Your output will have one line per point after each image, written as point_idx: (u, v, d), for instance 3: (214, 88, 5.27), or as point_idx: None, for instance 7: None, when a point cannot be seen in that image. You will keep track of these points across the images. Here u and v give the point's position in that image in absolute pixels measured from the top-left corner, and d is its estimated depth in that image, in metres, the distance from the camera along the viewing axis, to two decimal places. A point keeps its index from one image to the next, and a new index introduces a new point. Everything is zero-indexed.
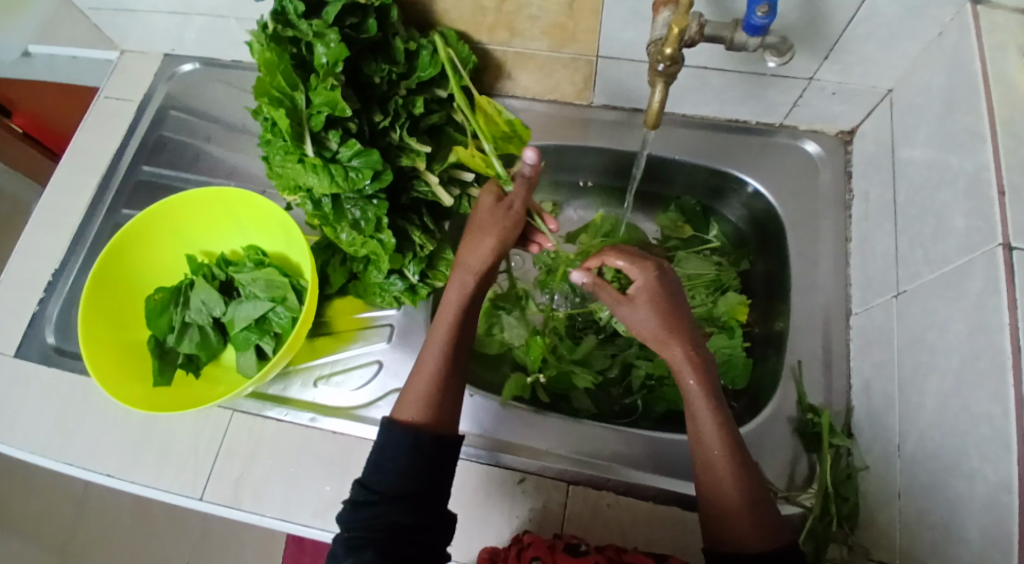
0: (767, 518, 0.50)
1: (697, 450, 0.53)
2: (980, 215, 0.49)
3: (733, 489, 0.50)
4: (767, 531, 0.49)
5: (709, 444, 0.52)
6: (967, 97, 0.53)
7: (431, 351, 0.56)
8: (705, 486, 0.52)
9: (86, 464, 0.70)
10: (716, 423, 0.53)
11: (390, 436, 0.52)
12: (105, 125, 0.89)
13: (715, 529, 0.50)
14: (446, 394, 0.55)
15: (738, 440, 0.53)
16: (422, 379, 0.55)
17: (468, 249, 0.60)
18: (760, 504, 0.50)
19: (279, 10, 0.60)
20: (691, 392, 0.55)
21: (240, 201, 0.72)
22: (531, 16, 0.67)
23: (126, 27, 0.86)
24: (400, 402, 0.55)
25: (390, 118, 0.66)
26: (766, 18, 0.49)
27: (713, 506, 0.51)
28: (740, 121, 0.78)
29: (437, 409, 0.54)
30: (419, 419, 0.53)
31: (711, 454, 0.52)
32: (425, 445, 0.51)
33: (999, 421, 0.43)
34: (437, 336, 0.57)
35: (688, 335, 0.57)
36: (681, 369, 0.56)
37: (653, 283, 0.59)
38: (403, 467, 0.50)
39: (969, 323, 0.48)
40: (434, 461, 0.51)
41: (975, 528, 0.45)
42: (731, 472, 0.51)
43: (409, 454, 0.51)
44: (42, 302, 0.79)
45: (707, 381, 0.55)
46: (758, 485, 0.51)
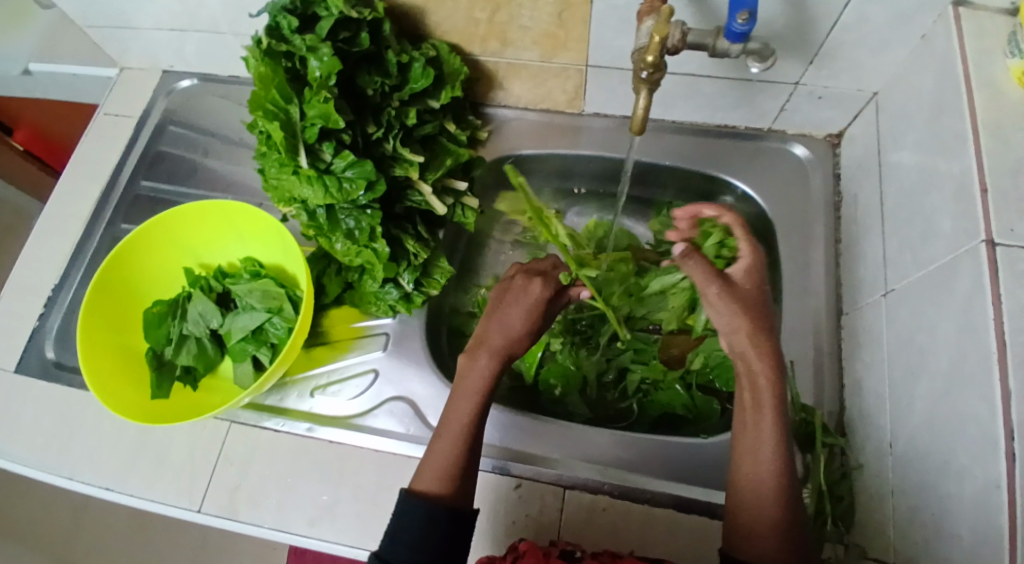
0: (796, 542, 0.49)
1: (745, 462, 0.52)
2: (965, 214, 0.50)
3: (772, 507, 0.50)
4: (791, 553, 0.49)
5: (762, 461, 0.51)
6: (950, 98, 0.54)
7: (455, 423, 0.57)
8: (746, 494, 0.51)
9: (85, 476, 0.70)
10: (774, 442, 0.52)
11: (406, 509, 0.52)
12: (104, 139, 0.90)
13: (736, 537, 0.50)
14: (466, 469, 0.55)
15: (792, 463, 0.52)
16: (442, 451, 0.55)
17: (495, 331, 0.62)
18: (794, 528, 0.50)
19: (273, 25, 0.61)
20: (763, 389, 0.54)
21: (237, 213, 0.73)
22: (522, 27, 0.68)
23: (126, 44, 0.87)
24: (418, 473, 0.55)
25: (383, 129, 0.66)
26: (747, 25, 0.50)
27: (745, 516, 0.50)
28: (729, 127, 0.79)
29: (455, 483, 0.54)
30: (437, 491, 0.53)
31: (761, 470, 0.51)
32: (439, 518, 0.52)
33: (987, 418, 0.44)
34: (460, 407, 0.58)
35: (767, 326, 0.57)
36: (757, 372, 0.54)
37: (752, 276, 0.61)
38: (416, 540, 0.50)
39: (958, 320, 0.49)
40: (449, 535, 0.51)
41: (966, 525, 0.45)
42: (775, 491, 0.50)
43: (422, 528, 0.51)
44: (41, 316, 0.80)
45: (781, 399, 0.53)
46: (797, 509, 0.51)
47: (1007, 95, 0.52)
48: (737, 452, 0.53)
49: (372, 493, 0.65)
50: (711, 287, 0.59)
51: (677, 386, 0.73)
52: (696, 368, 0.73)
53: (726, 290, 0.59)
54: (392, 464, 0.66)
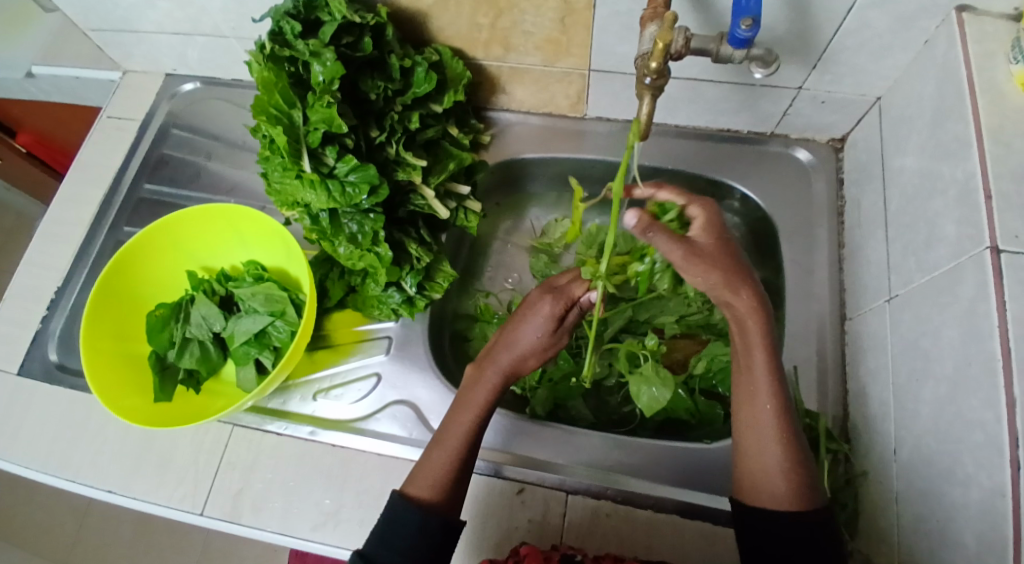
0: (802, 476, 0.51)
1: (745, 407, 0.53)
2: (969, 221, 0.50)
3: (775, 450, 0.51)
4: (800, 490, 0.50)
5: (760, 400, 0.52)
6: (954, 104, 0.54)
7: (450, 440, 0.57)
8: (747, 451, 0.52)
9: (88, 479, 0.70)
10: (769, 380, 0.52)
11: (400, 513, 0.53)
12: (107, 143, 0.90)
13: (748, 493, 0.52)
14: (459, 482, 0.56)
15: (788, 399, 0.52)
16: (436, 465, 0.56)
17: (516, 336, 0.61)
18: (798, 462, 0.51)
19: (276, 31, 0.61)
20: (754, 342, 0.53)
21: (240, 217, 0.73)
22: (525, 32, 0.68)
23: (129, 48, 0.88)
24: (413, 475, 0.56)
25: (386, 133, 0.66)
26: (751, 32, 0.50)
27: (753, 470, 0.51)
28: (732, 131, 0.79)
29: (448, 491, 0.55)
30: (429, 498, 0.54)
31: (760, 413, 0.52)
32: (432, 529, 0.52)
33: (992, 425, 0.44)
34: (457, 426, 0.58)
35: (751, 278, 0.53)
36: (743, 318, 0.53)
37: (710, 227, 0.55)
38: (406, 546, 0.51)
39: (961, 327, 0.49)
40: (438, 544, 0.52)
41: (971, 533, 0.45)
42: (776, 433, 0.51)
43: (416, 535, 0.52)
44: (44, 318, 0.80)
45: (768, 337, 0.53)
46: (798, 442, 0.52)
47: (1011, 100, 0.52)
48: (738, 405, 0.54)
49: (375, 498, 0.65)
50: (678, 252, 0.52)
51: (680, 391, 0.71)
52: (699, 373, 0.73)
53: (689, 254, 0.52)
54: (395, 468, 0.66)
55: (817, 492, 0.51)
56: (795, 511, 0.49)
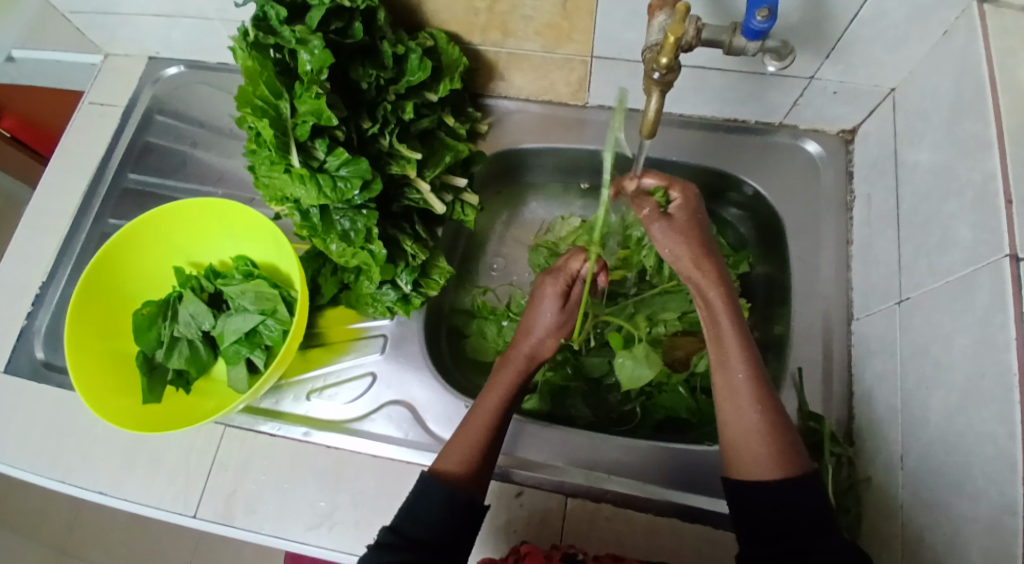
0: (785, 440, 0.48)
1: (718, 372, 0.52)
2: (987, 225, 0.48)
3: (751, 412, 0.49)
4: (785, 455, 0.48)
5: (731, 364, 0.51)
6: (974, 100, 0.51)
7: (481, 416, 0.56)
8: (726, 419, 0.50)
9: (78, 480, 0.69)
10: (739, 344, 0.51)
11: (427, 487, 0.51)
12: (90, 131, 0.86)
13: (733, 464, 0.49)
14: (486, 461, 0.54)
15: (761, 362, 0.52)
16: (467, 440, 0.54)
17: (534, 317, 0.63)
18: (777, 426, 0.49)
19: (260, 16, 0.58)
20: (718, 309, 0.53)
21: (228, 211, 0.71)
22: (523, 17, 0.65)
23: (110, 31, 0.84)
24: (441, 454, 0.54)
25: (379, 124, 0.64)
26: (766, 23, 0.47)
27: (731, 439, 0.49)
28: (740, 121, 0.76)
29: (478, 467, 0.53)
30: (461, 472, 0.52)
31: (734, 377, 0.50)
32: (459, 503, 0.50)
33: (1005, 441, 0.42)
34: (486, 403, 0.57)
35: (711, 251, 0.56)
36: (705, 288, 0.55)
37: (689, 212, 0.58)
38: (433, 518, 0.49)
39: (975, 337, 0.47)
40: (462, 521, 0.50)
41: (978, 549, 0.44)
42: (753, 397, 0.50)
43: (443, 509, 0.49)
44: (29, 314, 0.78)
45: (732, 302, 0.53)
46: (777, 407, 0.50)
47: None
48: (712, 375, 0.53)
49: (369, 500, 0.64)
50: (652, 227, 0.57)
51: (681, 390, 0.71)
52: (701, 371, 0.71)
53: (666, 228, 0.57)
54: (390, 471, 0.65)
55: (805, 457, 0.48)
56: (778, 477, 0.47)
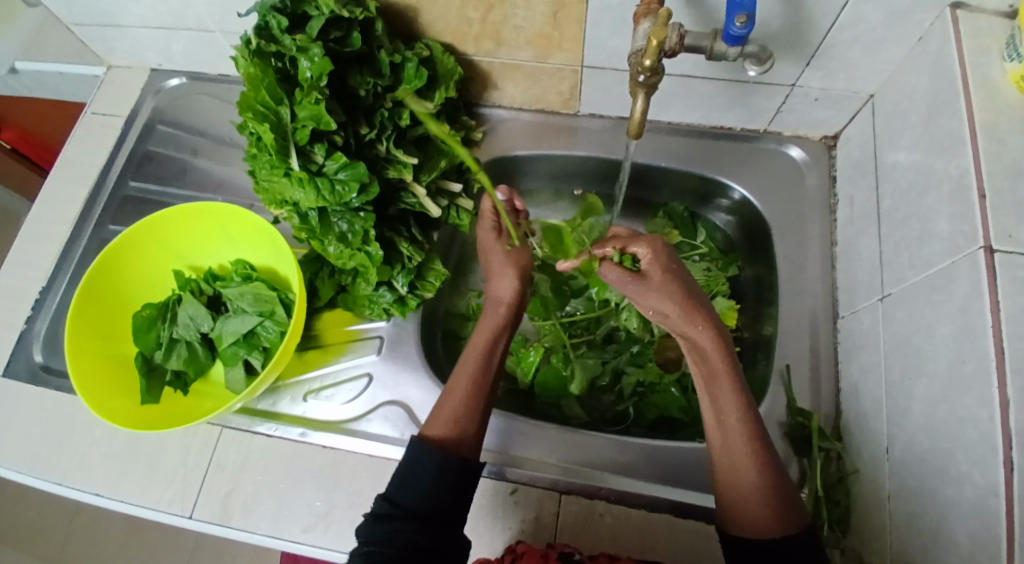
0: (783, 501, 0.51)
1: (717, 433, 0.54)
2: (962, 218, 0.50)
3: (752, 475, 0.51)
4: (781, 512, 0.50)
5: (731, 427, 0.53)
6: (948, 100, 0.54)
7: (465, 372, 0.59)
8: (725, 478, 0.53)
9: (75, 482, 0.69)
10: (738, 409, 0.54)
11: (419, 455, 0.53)
12: (91, 140, 0.88)
13: (729, 513, 0.52)
14: (475, 415, 0.57)
15: (758, 421, 0.54)
16: (454, 400, 0.57)
17: (496, 284, 0.67)
18: (777, 490, 0.51)
19: (262, 25, 0.60)
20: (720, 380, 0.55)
21: (228, 216, 0.72)
22: (516, 27, 0.67)
23: (112, 42, 0.86)
24: (429, 421, 0.57)
25: (376, 130, 0.66)
26: (745, 28, 0.49)
27: (731, 492, 0.52)
28: (726, 128, 0.79)
29: (465, 425, 0.56)
30: (450, 435, 0.55)
31: (733, 438, 0.53)
32: (451, 470, 0.52)
33: (985, 424, 0.44)
34: (467, 363, 0.60)
35: (710, 314, 0.59)
36: (703, 346, 0.57)
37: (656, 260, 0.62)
38: (428, 488, 0.51)
39: (955, 325, 0.48)
40: (458, 486, 0.52)
41: (964, 531, 0.45)
42: (751, 458, 0.52)
43: (435, 476, 0.52)
44: (28, 319, 0.79)
45: (731, 366, 0.56)
46: (777, 472, 0.52)
47: (1005, 97, 0.52)
48: (711, 429, 0.55)
49: (365, 499, 0.65)
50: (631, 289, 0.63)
51: (673, 390, 0.73)
52: None
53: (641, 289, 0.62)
54: (385, 470, 0.66)
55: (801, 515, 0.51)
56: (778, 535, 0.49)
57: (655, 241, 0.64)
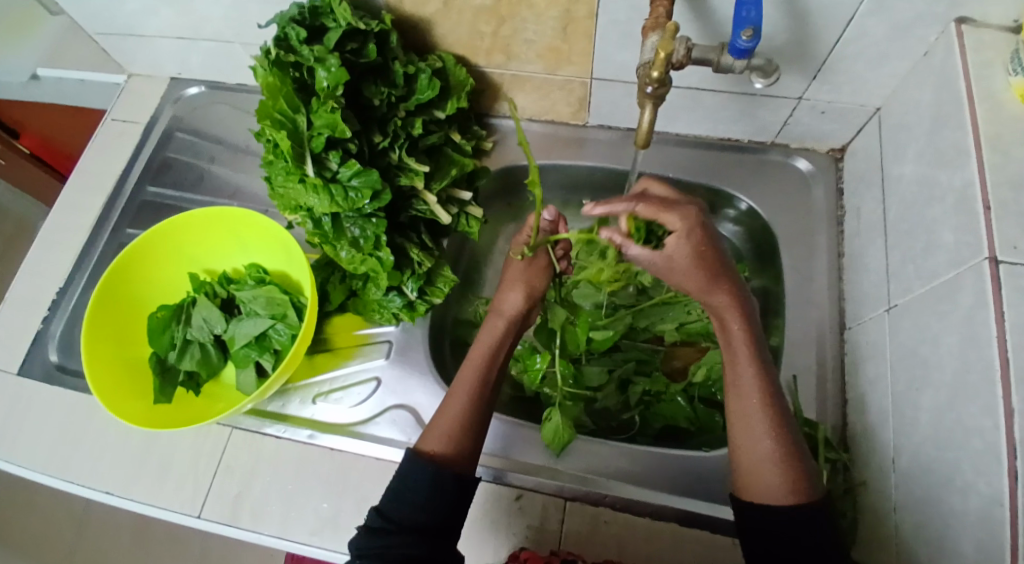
0: (798, 469, 0.51)
1: (735, 399, 0.54)
2: (967, 229, 0.50)
3: (766, 440, 0.52)
4: (795, 478, 0.50)
5: (747, 394, 0.54)
6: (952, 113, 0.55)
7: (462, 387, 0.59)
8: (739, 440, 0.53)
9: (87, 480, 0.70)
10: (754, 371, 0.55)
11: (413, 468, 0.53)
12: (111, 147, 0.90)
13: (742, 483, 0.52)
14: (471, 431, 0.57)
15: (775, 388, 0.54)
16: (450, 416, 0.57)
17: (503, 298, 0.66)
18: (792, 457, 0.51)
19: (282, 36, 0.62)
20: (737, 344, 0.56)
21: (242, 221, 0.74)
22: (527, 39, 0.69)
23: (135, 52, 0.88)
24: (425, 434, 0.57)
25: (389, 138, 0.67)
26: (751, 42, 0.51)
27: (745, 455, 0.52)
28: (732, 140, 0.80)
29: (460, 442, 0.56)
30: (445, 451, 0.55)
31: (748, 404, 0.53)
32: (446, 484, 0.52)
33: (991, 434, 0.44)
34: (465, 376, 0.59)
35: (734, 281, 0.58)
36: (723, 314, 0.57)
37: (689, 242, 0.54)
38: (422, 501, 0.51)
39: (960, 335, 0.49)
40: (453, 499, 0.52)
41: (970, 541, 0.45)
42: (766, 423, 0.52)
43: (429, 489, 0.52)
44: (46, 320, 0.80)
45: (750, 334, 0.56)
46: (792, 440, 0.52)
47: (1009, 110, 0.52)
48: (728, 394, 0.56)
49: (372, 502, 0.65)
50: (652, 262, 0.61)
51: (679, 399, 0.72)
52: (698, 381, 0.73)
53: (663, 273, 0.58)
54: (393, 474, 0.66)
55: (816, 485, 0.51)
56: (790, 501, 0.49)
57: (688, 223, 0.54)
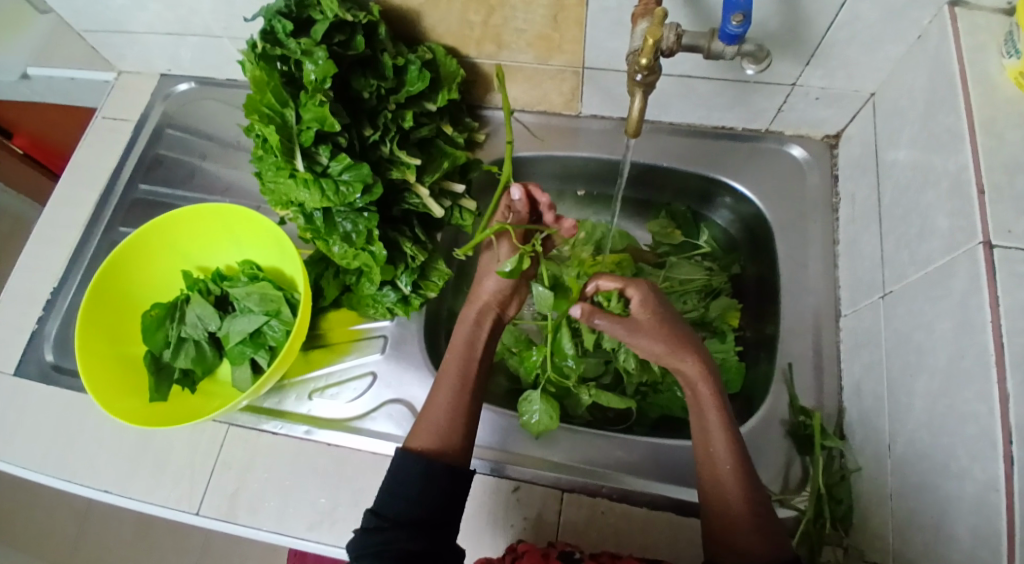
0: (767, 528, 0.52)
1: (707, 464, 0.56)
2: (961, 214, 0.50)
3: (740, 503, 0.53)
4: (769, 544, 0.51)
5: (720, 460, 0.55)
6: (946, 97, 0.54)
7: (446, 380, 0.59)
8: (712, 504, 0.55)
9: (85, 480, 0.71)
10: (727, 437, 0.56)
11: (404, 464, 0.54)
12: (101, 145, 0.90)
13: (719, 546, 0.52)
14: (459, 425, 0.57)
15: (745, 456, 0.56)
16: (437, 411, 0.57)
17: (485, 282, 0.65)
18: (763, 519, 0.53)
19: (268, 30, 0.61)
20: (709, 411, 0.58)
21: (234, 217, 0.73)
22: (517, 29, 0.68)
23: (123, 48, 0.87)
24: (412, 434, 0.57)
25: (380, 132, 0.67)
26: (741, 27, 0.50)
27: (721, 519, 0.53)
28: (727, 128, 0.79)
29: (449, 436, 0.56)
30: (434, 448, 0.55)
31: (721, 468, 0.55)
32: (437, 474, 0.53)
33: (986, 419, 0.44)
34: (448, 368, 0.60)
35: (700, 348, 0.62)
36: (693, 380, 0.60)
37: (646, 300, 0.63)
38: (414, 495, 0.52)
39: (954, 321, 0.48)
40: (446, 489, 0.53)
41: (965, 527, 0.45)
42: (738, 487, 0.54)
43: (421, 482, 0.52)
44: (40, 320, 0.80)
45: (720, 401, 0.59)
46: (762, 503, 0.54)
47: (1003, 93, 0.52)
48: (699, 460, 0.57)
49: (370, 497, 0.65)
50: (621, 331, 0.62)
51: (676, 390, 0.73)
52: None
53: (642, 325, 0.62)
54: None
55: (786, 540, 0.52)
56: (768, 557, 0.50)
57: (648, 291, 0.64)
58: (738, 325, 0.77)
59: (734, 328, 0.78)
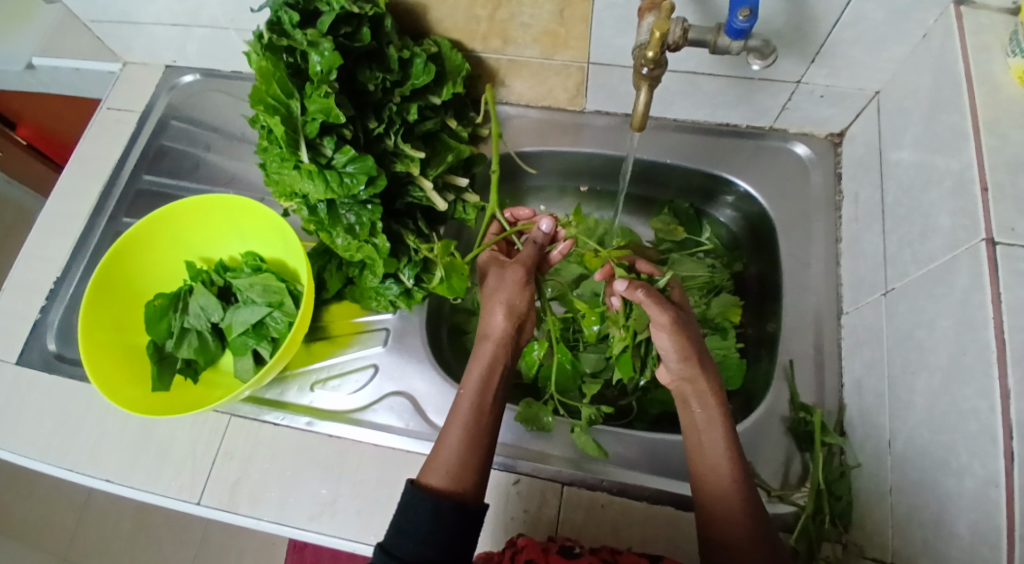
0: (769, 542, 0.52)
1: (710, 484, 0.55)
2: (964, 212, 0.50)
3: (742, 517, 0.53)
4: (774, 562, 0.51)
5: (724, 478, 0.54)
6: (951, 95, 0.54)
7: (457, 418, 0.57)
8: (715, 527, 0.53)
9: (87, 468, 0.71)
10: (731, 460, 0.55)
11: (414, 500, 0.51)
12: (106, 135, 0.90)
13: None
14: (474, 462, 0.54)
15: (748, 472, 0.55)
16: (449, 447, 0.55)
17: (490, 317, 0.64)
18: (767, 533, 0.52)
19: (274, 20, 0.61)
20: (714, 436, 0.56)
21: (239, 208, 0.73)
22: (523, 24, 0.68)
23: (130, 40, 0.88)
24: (426, 469, 0.54)
25: (384, 124, 0.67)
26: (747, 22, 0.50)
27: (720, 538, 0.53)
28: (731, 125, 0.79)
29: (463, 475, 0.53)
30: (448, 486, 0.53)
31: (723, 486, 0.54)
32: (446, 514, 0.50)
33: (986, 415, 0.44)
34: (462, 402, 0.58)
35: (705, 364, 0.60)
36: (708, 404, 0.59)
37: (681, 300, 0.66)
38: (423, 534, 0.49)
39: (956, 318, 0.49)
40: (455, 530, 0.50)
41: (965, 523, 0.45)
42: (741, 505, 0.53)
43: (431, 521, 0.50)
44: (43, 309, 0.80)
45: (726, 418, 0.58)
46: (765, 517, 0.53)
47: (1006, 92, 0.52)
48: (698, 481, 0.56)
49: (372, 488, 0.66)
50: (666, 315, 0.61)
51: None
52: None
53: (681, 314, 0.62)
54: (391, 459, 0.67)
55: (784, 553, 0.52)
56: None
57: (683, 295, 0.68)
58: (739, 322, 0.77)
59: (736, 325, 0.78)
